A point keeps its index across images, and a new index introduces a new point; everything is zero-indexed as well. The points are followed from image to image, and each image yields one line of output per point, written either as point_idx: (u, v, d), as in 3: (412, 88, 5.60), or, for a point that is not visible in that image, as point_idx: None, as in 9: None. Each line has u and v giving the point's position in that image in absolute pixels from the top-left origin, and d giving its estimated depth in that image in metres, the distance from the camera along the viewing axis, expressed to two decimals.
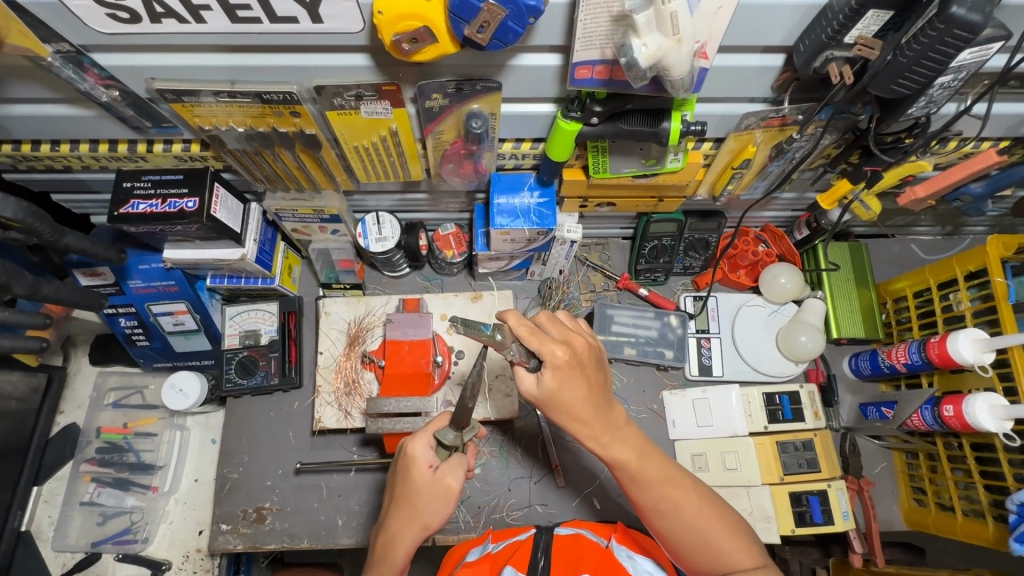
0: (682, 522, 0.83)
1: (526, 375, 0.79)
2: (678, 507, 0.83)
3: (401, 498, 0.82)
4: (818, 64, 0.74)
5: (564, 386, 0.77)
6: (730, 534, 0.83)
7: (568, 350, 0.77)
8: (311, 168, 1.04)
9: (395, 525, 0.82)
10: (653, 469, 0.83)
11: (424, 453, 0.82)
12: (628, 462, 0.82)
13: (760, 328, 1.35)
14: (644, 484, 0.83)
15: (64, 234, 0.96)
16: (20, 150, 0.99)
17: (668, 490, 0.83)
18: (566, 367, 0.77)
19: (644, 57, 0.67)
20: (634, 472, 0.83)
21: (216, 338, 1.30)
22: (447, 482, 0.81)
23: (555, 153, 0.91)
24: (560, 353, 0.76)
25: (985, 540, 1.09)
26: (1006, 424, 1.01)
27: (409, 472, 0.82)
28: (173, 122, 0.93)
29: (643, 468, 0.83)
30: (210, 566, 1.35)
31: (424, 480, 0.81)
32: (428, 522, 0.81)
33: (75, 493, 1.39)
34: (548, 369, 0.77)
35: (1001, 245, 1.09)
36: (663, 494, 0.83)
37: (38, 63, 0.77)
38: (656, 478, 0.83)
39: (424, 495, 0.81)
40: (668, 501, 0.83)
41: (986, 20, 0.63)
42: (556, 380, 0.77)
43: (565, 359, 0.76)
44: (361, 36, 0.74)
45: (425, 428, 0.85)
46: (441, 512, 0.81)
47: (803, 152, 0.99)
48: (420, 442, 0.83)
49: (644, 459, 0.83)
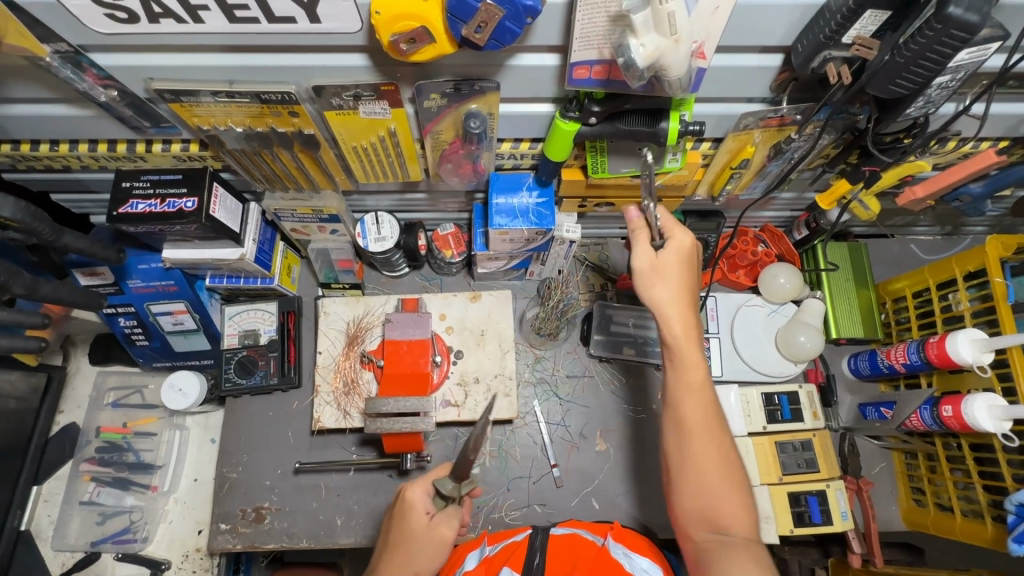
0: (696, 456, 0.83)
1: (643, 245, 0.90)
2: (704, 441, 0.83)
3: (395, 543, 0.86)
4: (816, 64, 0.74)
5: (676, 271, 0.88)
6: (734, 492, 0.81)
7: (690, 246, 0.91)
8: (310, 168, 1.04)
9: (386, 571, 0.85)
10: (699, 403, 0.85)
11: (422, 499, 0.88)
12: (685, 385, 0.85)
13: (759, 328, 1.35)
14: (690, 403, 0.85)
15: (63, 234, 0.96)
16: (19, 150, 0.99)
17: (704, 427, 0.84)
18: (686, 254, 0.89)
19: (641, 57, 0.66)
20: (683, 393, 0.86)
21: (215, 337, 1.30)
22: (441, 530, 0.85)
23: (554, 153, 0.91)
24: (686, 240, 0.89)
25: (985, 541, 1.09)
26: (1005, 425, 1.01)
27: (406, 517, 0.88)
28: (172, 122, 0.93)
29: (695, 395, 0.85)
30: (210, 565, 1.35)
31: (420, 524, 0.86)
32: (419, 569, 0.84)
33: (75, 492, 1.39)
34: (675, 247, 0.89)
35: (1001, 245, 1.09)
36: (697, 426, 0.84)
37: (37, 63, 0.77)
38: (700, 407, 0.85)
39: (417, 541, 0.85)
40: (699, 433, 0.84)
41: (983, 20, 0.63)
42: (672, 256, 0.88)
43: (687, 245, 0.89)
44: (359, 36, 0.74)
45: (424, 477, 0.92)
46: (431, 559, 0.85)
47: (801, 152, 0.98)
48: (419, 489, 0.90)
49: (704, 392, 0.85)
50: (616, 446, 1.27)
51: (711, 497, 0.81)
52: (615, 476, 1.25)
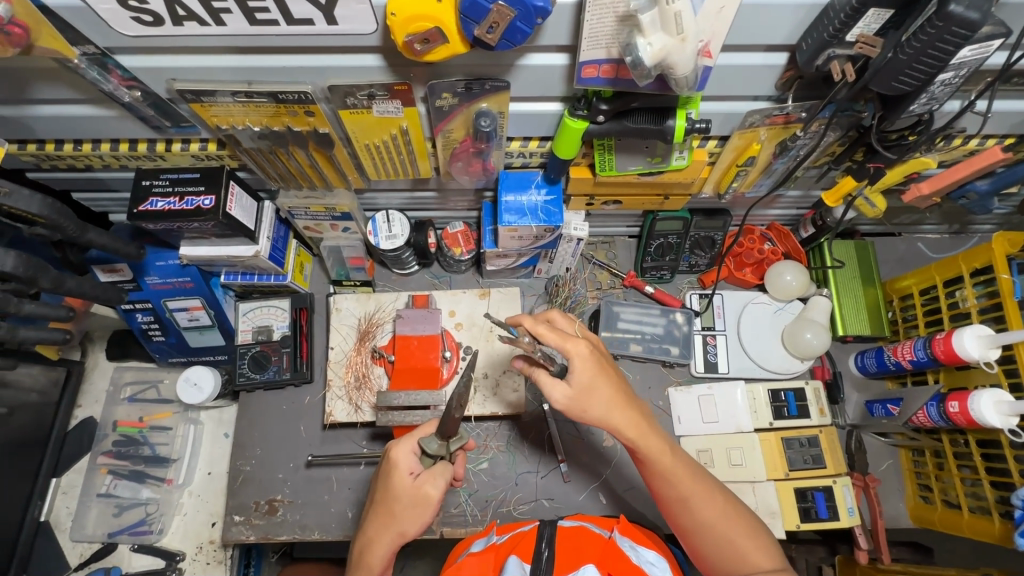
0: (707, 519, 0.85)
1: (549, 381, 0.82)
2: (706, 502, 0.86)
3: (381, 504, 0.89)
4: (821, 62, 0.75)
5: (594, 387, 0.82)
6: (749, 532, 0.86)
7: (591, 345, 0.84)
8: (324, 167, 1.07)
9: (373, 529, 0.89)
10: (684, 470, 0.86)
11: (406, 459, 0.89)
12: (660, 456, 0.84)
13: (765, 325, 1.36)
14: (676, 472, 0.85)
15: (86, 230, 0.99)
16: (44, 150, 1.02)
17: (696, 488, 0.86)
18: (592, 360, 0.83)
19: (648, 56, 0.69)
20: (664, 471, 0.85)
21: (229, 333, 1.33)
22: (425, 491, 0.87)
23: (562, 151, 0.93)
24: (584, 347, 0.83)
25: (992, 537, 1.10)
26: (1011, 420, 1.01)
27: (390, 476, 0.89)
28: (192, 122, 0.96)
29: (673, 464, 0.85)
30: (223, 557, 1.38)
31: (404, 486, 0.87)
32: (403, 529, 0.87)
33: (93, 485, 1.42)
34: (575, 362, 0.82)
35: (1007, 242, 1.09)
36: (694, 490, 0.86)
37: (65, 64, 0.80)
38: (686, 475, 0.85)
39: (401, 501, 0.87)
40: (697, 498, 0.85)
41: (983, 18, 0.64)
42: (583, 373, 0.82)
43: (589, 351, 0.82)
44: (374, 37, 0.76)
45: (412, 434, 0.92)
46: (416, 519, 0.87)
47: (807, 149, 0.99)
48: (405, 449, 0.90)
49: (674, 456, 0.86)
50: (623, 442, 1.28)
51: (735, 546, 0.85)
52: (621, 472, 1.26)
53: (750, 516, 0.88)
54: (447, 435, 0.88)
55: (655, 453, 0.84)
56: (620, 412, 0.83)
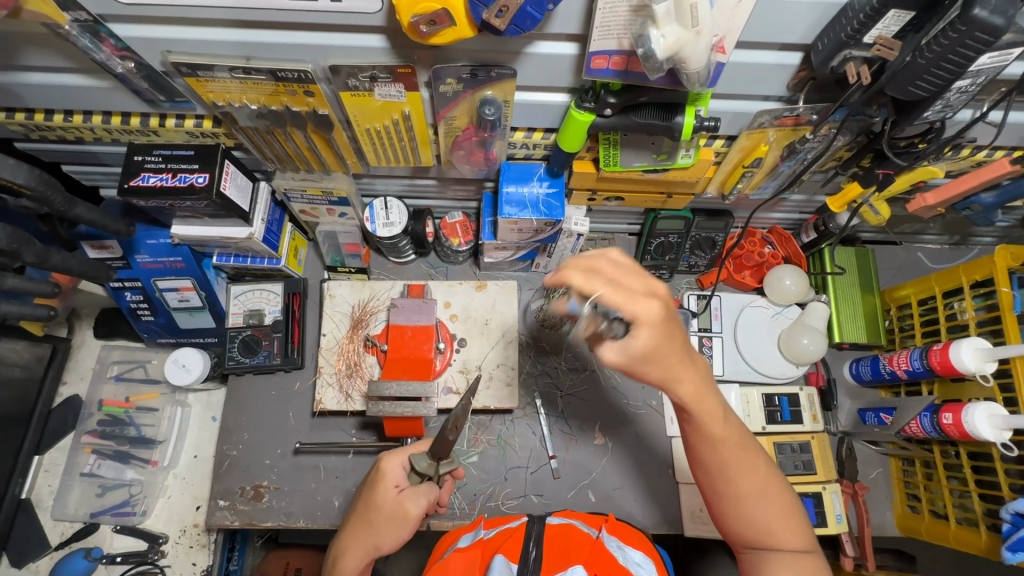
0: (743, 492, 0.82)
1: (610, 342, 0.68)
2: (746, 478, 0.82)
3: (361, 512, 0.88)
4: (836, 63, 0.74)
5: (659, 348, 0.66)
6: (788, 509, 0.84)
7: (662, 303, 0.64)
8: (322, 149, 1.04)
9: (350, 535, 0.88)
10: (734, 442, 0.81)
11: (393, 470, 0.88)
12: (711, 425, 0.78)
13: (762, 329, 1.35)
14: (723, 439, 0.80)
15: (75, 204, 0.96)
16: (34, 120, 0.99)
17: (742, 458, 0.82)
18: (663, 326, 0.65)
19: (661, 48, 0.67)
20: (714, 441, 0.80)
21: (220, 316, 1.31)
22: (406, 506, 0.86)
23: (567, 144, 0.91)
24: (656, 308, 0.64)
25: (978, 549, 1.09)
26: (1004, 434, 1.01)
27: (374, 485, 0.89)
28: (187, 97, 0.93)
29: (724, 431, 0.80)
30: (206, 541, 1.37)
31: (387, 498, 0.86)
32: (377, 542, 0.86)
33: (75, 464, 1.40)
34: (644, 323, 0.64)
35: (1010, 255, 1.08)
36: (737, 464, 0.82)
37: (56, 30, 0.77)
38: (733, 448, 0.81)
39: (381, 512, 0.86)
40: (737, 471, 0.82)
41: (1008, 23, 0.63)
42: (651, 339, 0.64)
43: (661, 314, 0.64)
44: (378, 17, 0.74)
45: (404, 447, 0.92)
46: (394, 534, 0.86)
47: (815, 153, 0.98)
48: (395, 461, 0.90)
49: (728, 422, 0.80)
50: (615, 440, 1.28)
51: (769, 523, 0.83)
52: (612, 469, 1.26)
53: (789, 497, 0.85)
54: (439, 455, 0.86)
55: (708, 420, 0.78)
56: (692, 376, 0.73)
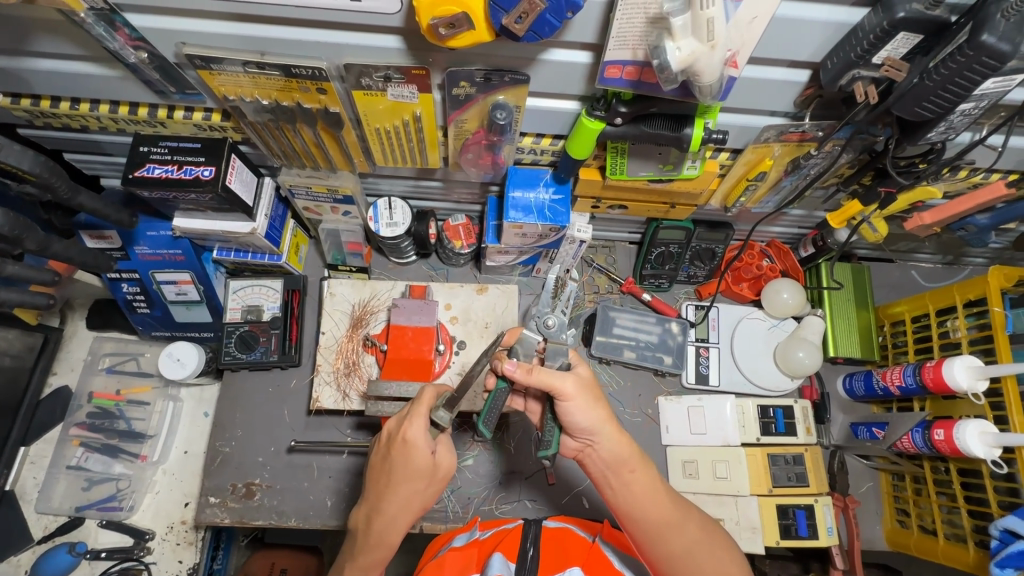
0: (681, 545, 0.82)
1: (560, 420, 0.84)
2: (687, 533, 0.82)
3: (399, 485, 0.86)
4: (844, 82, 0.75)
5: (586, 412, 0.81)
6: (729, 555, 0.86)
7: (576, 379, 0.82)
8: (329, 146, 1.04)
9: (392, 510, 0.86)
10: (666, 498, 0.83)
11: (423, 437, 0.85)
12: (634, 478, 0.82)
13: (758, 341, 1.37)
14: (648, 491, 0.82)
15: (78, 193, 0.96)
16: (39, 106, 0.99)
17: (674, 512, 0.83)
18: (577, 393, 0.82)
19: (676, 60, 0.67)
20: (645, 499, 0.82)
21: (217, 311, 1.30)
22: (442, 462, 0.89)
23: (575, 151, 0.92)
24: (569, 382, 0.81)
25: (965, 565, 1.10)
26: (994, 451, 1.03)
27: (410, 457, 0.85)
28: (198, 89, 0.92)
29: (647, 485, 0.82)
30: (194, 539, 1.35)
31: (426, 463, 0.85)
32: (424, 502, 0.89)
33: (62, 456, 1.37)
34: (568, 394, 0.81)
35: (1003, 276, 1.10)
36: (673, 520, 0.82)
37: (71, 18, 0.77)
38: (659, 501, 0.82)
39: (424, 477, 0.86)
40: (671, 526, 0.82)
41: (1014, 50, 0.64)
42: (576, 405, 0.81)
43: (574, 388, 0.81)
44: (396, 18, 0.74)
45: (417, 408, 0.87)
46: (434, 489, 0.90)
47: (818, 169, 1.00)
48: (418, 426, 0.85)
49: (648, 479, 0.83)
50: None
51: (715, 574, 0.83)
52: None
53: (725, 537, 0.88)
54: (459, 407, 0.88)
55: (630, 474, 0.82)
56: (610, 435, 0.82)
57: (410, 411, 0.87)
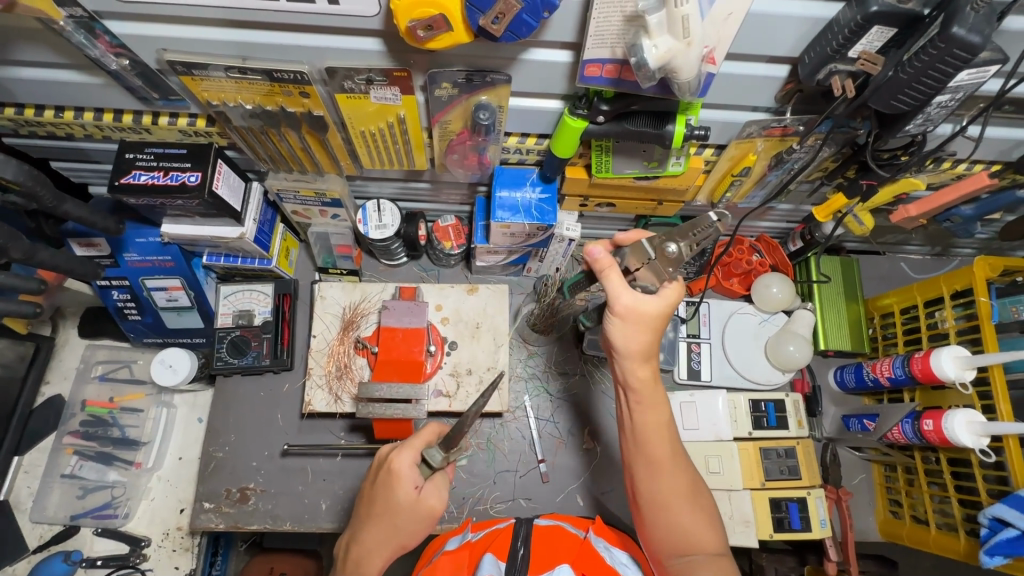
0: (663, 485, 0.86)
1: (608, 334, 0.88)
2: (672, 478, 0.86)
3: (380, 517, 0.87)
4: (822, 76, 0.76)
5: (632, 332, 0.85)
6: (708, 526, 0.86)
7: (627, 305, 0.84)
8: (315, 149, 1.04)
9: (371, 540, 0.88)
10: (667, 440, 0.88)
11: (409, 470, 0.87)
12: (646, 409, 0.88)
13: (749, 336, 1.37)
14: (653, 424, 0.88)
15: (64, 201, 0.96)
16: (24, 115, 0.99)
17: (667, 452, 0.87)
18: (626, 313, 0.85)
19: (653, 58, 0.68)
20: (648, 433, 0.88)
21: (209, 316, 1.30)
22: (430, 503, 0.88)
23: (560, 150, 0.93)
24: (622, 302, 0.84)
25: (957, 553, 1.11)
26: (982, 440, 1.04)
27: (392, 488, 0.87)
28: (181, 95, 0.93)
29: (655, 419, 0.88)
30: (189, 545, 1.35)
31: (408, 499, 0.86)
32: (405, 541, 0.88)
33: (56, 465, 1.38)
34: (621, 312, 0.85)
35: (988, 266, 1.11)
36: (666, 461, 0.87)
37: (50, 26, 0.77)
38: (659, 437, 0.88)
39: (405, 512, 0.87)
40: (660, 463, 0.87)
41: (985, 41, 0.65)
42: (621, 326, 0.86)
43: (625, 307, 0.84)
44: (375, 21, 0.74)
45: (412, 441, 0.90)
46: (418, 530, 0.89)
47: (801, 163, 1.00)
48: (406, 458, 0.88)
49: (659, 414, 0.88)
50: (604, 444, 1.28)
51: (685, 529, 0.85)
52: (599, 474, 1.26)
53: (710, 508, 0.88)
54: (456, 448, 0.88)
55: (647, 403, 0.88)
56: (637, 365, 0.87)
57: (405, 443, 0.91)
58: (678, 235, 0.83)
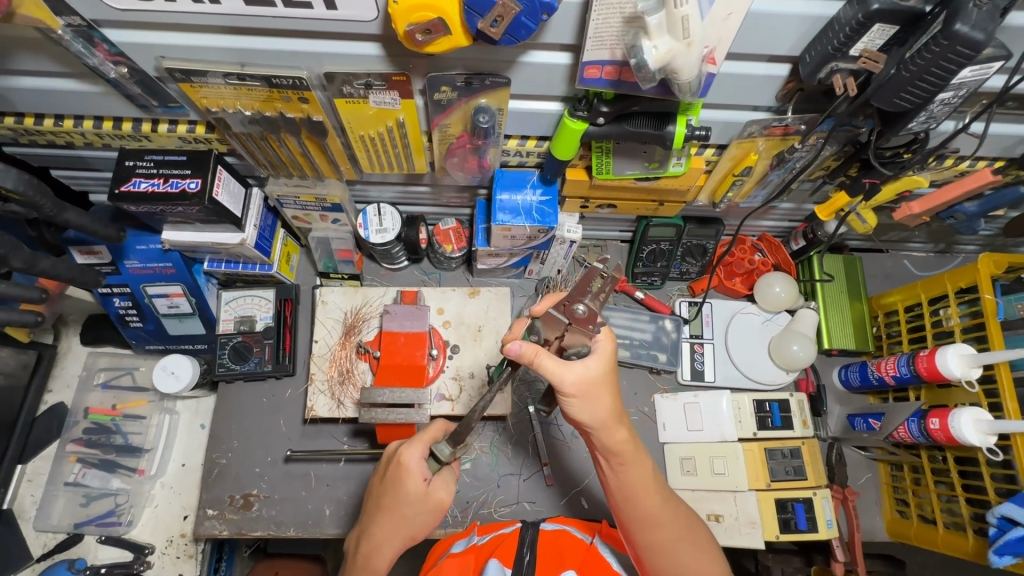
0: (661, 537, 0.85)
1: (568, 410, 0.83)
2: (667, 525, 0.86)
3: (388, 508, 0.87)
4: (823, 75, 0.76)
5: (593, 400, 0.81)
6: (712, 557, 0.87)
7: (582, 376, 0.80)
8: (315, 155, 1.03)
9: (378, 533, 0.88)
10: (655, 491, 0.86)
11: (417, 463, 0.87)
12: (623, 468, 0.86)
13: (753, 336, 1.37)
14: (632, 481, 0.85)
15: (64, 209, 0.96)
16: (23, 124, 0.99)
17: (656, 504, 0.86)
18: (580, 387, 0.80)
19: (653, 59, 0.67)
20: (631, 489, 0.86)
21: (210, 322, 1.30)
22: (438, 496, 0.88)
23: (560, 152, 0.92)
24: (571, 380, 0.79)
25: (965, 553, 1.10)
26: (989, 439, 1.03)
27: (401, 481, 0.86)
28: (180, 102, 0.93)
29: (633, 477, 0.85)
30: (193, 551, 1.34)
31: (417, 490, 0.86)
32: (414, 534, 0.88)
33: (60, 474, 1.37)
34: (572, 389, 0.80)
35: (993, 263, 1.10)
36: (657, 512, 0.86)
37: (48, 35, 0.77)
38: (644, 493, 0.85)
39: (413, 505, 0.86)
40: (651, 516, 0.85)
41: (988, 38, 0.64)
42: (579, 403, 0.81)
43: (574, 385, 0.80)
44: (373, 25, 0.74)
45: (419, 435, 0.90)
46: (426, 523, 0.88)
47: (803, 162, 1.00)
48: (414, 452, 0.88)
49: (638, 470, 0.86)
50: None
51: (692, 568, 0.84)
52: None
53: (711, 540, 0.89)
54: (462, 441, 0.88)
55: (626, 462, 0.85)
56: (611, 430, 0.83)
57: (413, 438, 0.90)
58: (581, 295, 0.83)
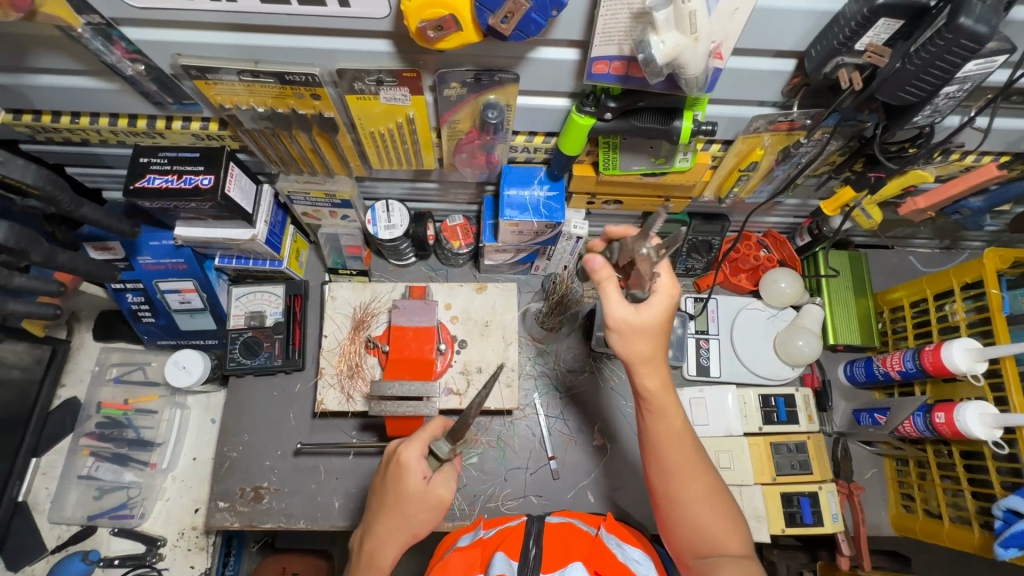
0: (682, 493, 0.85)
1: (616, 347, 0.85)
2: (689, 483, 0.85)
3: (390, 506, 0.89)
4: (829, 69, 0.77)
5: (638, 338, 0.83)
6: (731, 525, 0.85)
7: (630, 315, 0.82)
8: (325, 151, 1.05)
9: (382, 530, 0.89)
10: (680, 447, 0.86)
11: (417, 462, 0.88)
12: (655, 415, 0.86)
13: (758, 332, 1.37)
14: (660, 432, 0.86)
15: (81, 204, 0.98)
16: (41, 121, 1.01)
17: (680, 460, 0.85)
18: (625, 326, 0.82)
19: (660, 54, 0.68)
20: (659, 439, 0.86)
21: (221, 317, 1.32)
22: (439, 493, 0.89)
23: (567, 146, 0.93)
24: (620, 315, 0.82)
25: (972, 547, 1.10)
26: (995, 432, 1.03)
27: (401, 480, 0.88)
28: (194, 99, 0.94)
29: (660, 427, 0.86)
30: (204, 544, 1.36)
31: (417, 489, 0.87)
32: (415, 531, 0.89)
33: (73, 467, 1.39)
34: (622, 328, 0.82)
35: (999, 258, 1.11)
36: (681, 469, 0.85)
37: (68, 33, 0.79)
38: (671, 446, 0.85)
39: (414, 502, 0.88)
40: (674, 471, 0.85)
41: (992, 31, 0.65)
42: (622, 339, 0.83)
43: (623, 320, 0.82)
44: (385, 23, 0.76)
45: (418, 433, 0.91)
46: (428, 519, 0.89)
47: (808, 157, 1.01)
48: (413, 449, 0.89)
49: (667, 422, 0.86)
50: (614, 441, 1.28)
51: (707, 528, 0.84)
52: (613, 470, 1.26)
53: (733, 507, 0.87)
54: (461, 438, 0.89)
55: (658, 409, 0.86)
56: (649, 371, 0.85)
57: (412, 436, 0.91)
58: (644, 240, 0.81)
